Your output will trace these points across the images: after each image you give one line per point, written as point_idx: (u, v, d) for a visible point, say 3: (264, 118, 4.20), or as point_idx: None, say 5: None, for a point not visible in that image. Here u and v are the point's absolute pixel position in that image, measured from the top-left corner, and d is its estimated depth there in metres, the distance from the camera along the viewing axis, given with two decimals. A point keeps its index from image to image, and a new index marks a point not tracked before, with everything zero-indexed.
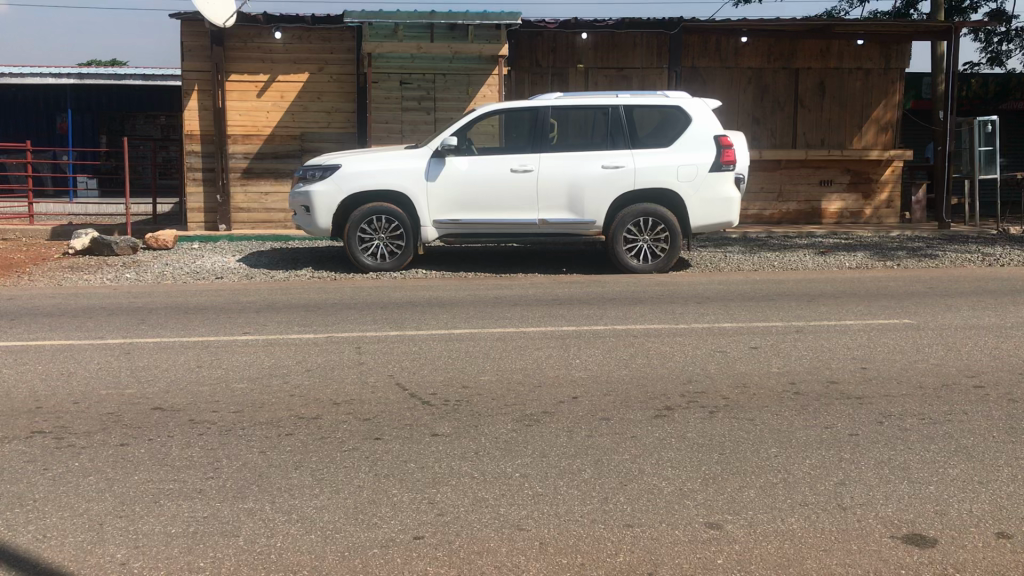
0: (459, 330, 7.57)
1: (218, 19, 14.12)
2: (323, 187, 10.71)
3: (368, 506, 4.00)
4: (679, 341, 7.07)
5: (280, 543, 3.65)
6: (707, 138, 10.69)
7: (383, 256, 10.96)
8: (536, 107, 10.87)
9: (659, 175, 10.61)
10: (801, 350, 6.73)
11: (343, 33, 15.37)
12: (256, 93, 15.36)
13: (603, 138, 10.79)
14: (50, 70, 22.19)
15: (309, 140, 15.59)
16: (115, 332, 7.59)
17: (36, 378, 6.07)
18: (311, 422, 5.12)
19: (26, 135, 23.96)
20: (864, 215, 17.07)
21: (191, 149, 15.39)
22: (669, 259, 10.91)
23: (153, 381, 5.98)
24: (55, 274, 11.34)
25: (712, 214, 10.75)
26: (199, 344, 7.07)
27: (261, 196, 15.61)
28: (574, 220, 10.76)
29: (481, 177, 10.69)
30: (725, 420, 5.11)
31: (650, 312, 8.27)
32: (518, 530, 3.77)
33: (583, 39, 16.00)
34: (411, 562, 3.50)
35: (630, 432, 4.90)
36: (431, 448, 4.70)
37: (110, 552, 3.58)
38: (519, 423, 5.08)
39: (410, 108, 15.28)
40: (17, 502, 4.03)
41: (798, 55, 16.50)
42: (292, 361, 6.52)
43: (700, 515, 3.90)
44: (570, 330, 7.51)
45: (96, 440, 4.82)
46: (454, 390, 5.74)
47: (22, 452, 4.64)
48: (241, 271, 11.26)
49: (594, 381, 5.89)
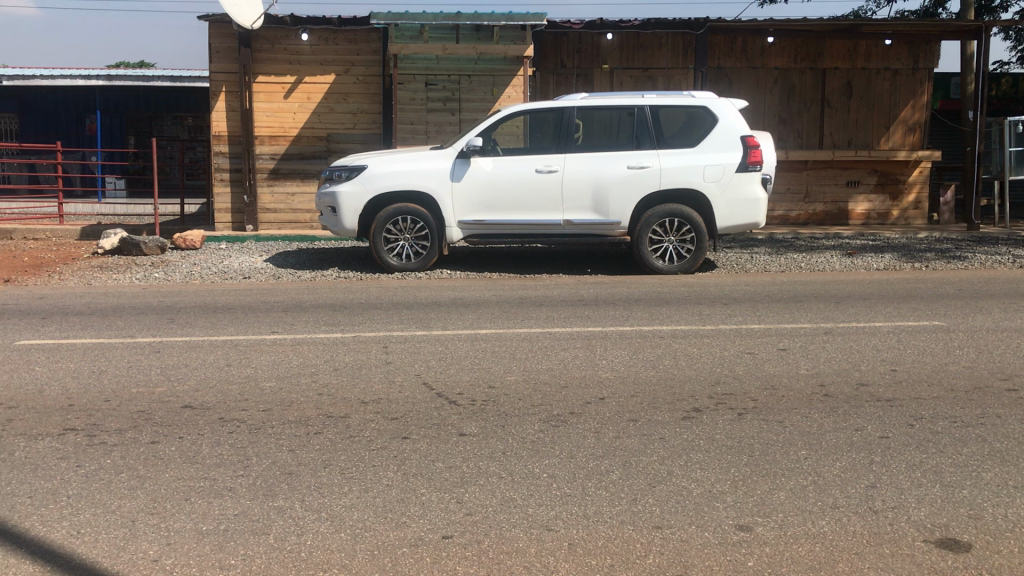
0: (485, 330, 7.57)
1: (246, 21, 14.17)
2: (349, 188, 10.76)
3: (397, 504, 4.01)
4: (707, 342, 7.03)
5: (310, 542, 3.67)
6: (734, 138, 10.61)
7: (408, 256, 11.00)
8: (561, 107, 10.87)
9: (684, 176, 10.58)
10: (830, 352, 6.67)
11: (370, 34, 15.42)
12: (283, 94, 15.43)
13: (628, 140, 10.75)
14: (79, 71, 22.37)
15: (335, 141, 15.65)
16: (144, 330, 7.67)
17: (69, 376, 6.15)
18: (339, 421, 5.14)
19: (57, 135, 24.32)
20: (892, 216, 16.95)
21: (218, 149, 15.50)
22: (695, 260, 10.85)
23: (183, 379, 6.03)
24: (84, 273, 11.43)
25: (740, 214, 10.68)
26: (229, 343, 7.13)
27: (288, 197, 15.69)
28: (600, 221, 10.73)
29: (507, 177, 10.69)
30: (754, 422, 5.08)
31: (677, 312, 8.24)
32: (547, 530, 3.77)
33: (608, 39, 15.99)
34: (441, 561, 3.51)
35: (658, 434, 4.88)
36: (459, 448, 4.71)
37: (142, 548, 3.61)
38: (546, 425, 5.06)
39: (435, 109, 15.38)
40: (50, 498, 4.08)
41: (824, 55, 16.39)
42: (321, 360, 6.56)
43: (730, 517, 3.87)
44: (597, 331, 7.47)
45: (127, 437, 4.87)
46: (480, 390, 5.74)
47: (56, 448, 4.70)
48: (268, 271, 11.33)
49: (622, 382, 5.88)
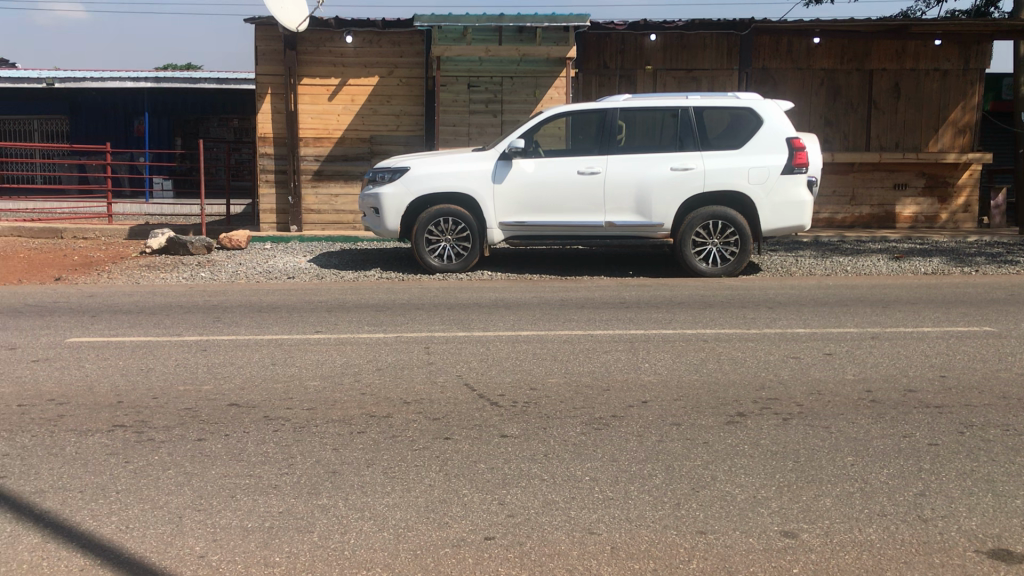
0: (527, 332, 7.56)
1: (290, 23, 14.32)
2: (392, 189, 10.82)
3: (439, 505, 4.02)
4: (751, 346, 6.96)
5: (353, 540, 3.69)
6: (779, 140, 10.49)
7: (449, 257, 11.04)
8: (604, 109, 10.83)
9: (728, 178, 10.49)
10: (876, 357, 6.57)
11: (413, 36, 15.51)
12: (327, 96, 15.57)
13: (671, 141, 10.68)
14: (128, 73, 22.75)
15: (378, 143, 15.76)
16: (191, 329, 7.79)
17: (118, 373, 6.26)
18: (381, 420, 5.17)
19: (107, 136, 24.77)
20: (940, 220, 16.67)
21: (264, 151, 15.69)
22: (739, 263, 10.75)
23: (230, 377, 6.11)
24: (133, 272, 11.63)
25: (785, 217, 10.56)
26: (273, 342, 7.21)
27: (332, 198, 15.83)
28: (642, 223, 10.67)
29: (549, 179, 10.68)
30: (799, 427, 5.02)
31: (721, 316, 8.17)
32: (589, 533, 3.75)
33: (651, 40, 15.90)
34: (483, 562, 3.51)
35: (701, 438, 4.84)
36: (501, 449, 4.71)
37: (189, 544, 3.66)
38: (588, 427, 5.04)
39: (478, 111, 15.42)
40: (100, 493, 4.16)
41: (872, 55, 16.16)
42: (364, 359, 6.60)
43: (775, 523, 3.83)
44: (639, 334, 7.43)
45: (174, 434, 4.94)
46: (521, 391, 5.74)
47: (105, 444, 4.78)
48: (312, 271, 11.44)
49: (665, 386, 5.84)
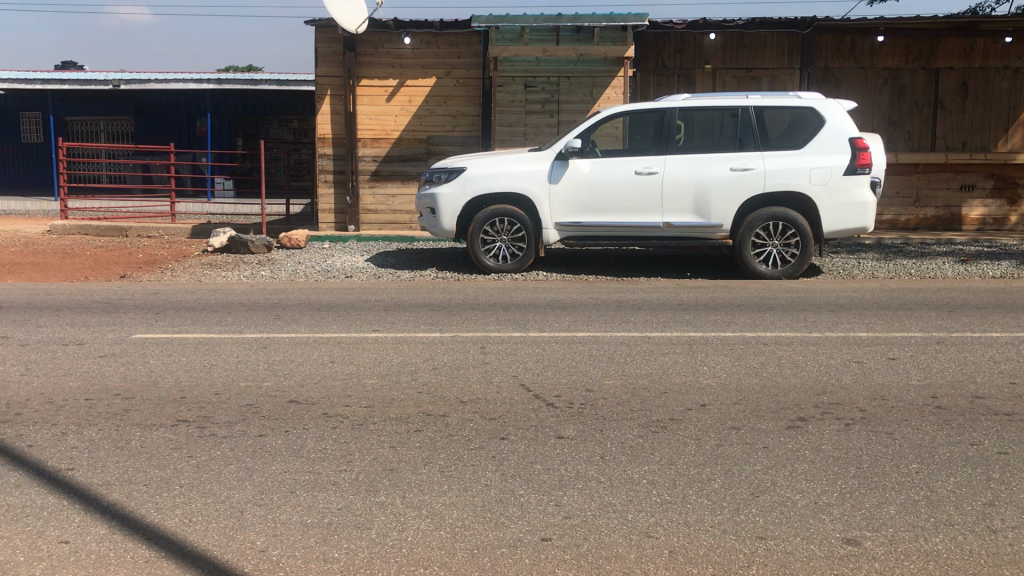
0: (583, 333, 7.54)
1: (349, 25, 14.47)
2: (448, 190, 10.87)
3: (496, 505, 4.02)
4: (812, 349, 6.85)
5: (410, 538, 3.71)
6: (842, 140, 10.30)
7: (504, 257, 11.06)
8: (662, 108, 10.75)
9: (789, 179, 10.34)
10: (942, 362, 6.41)
11: (471, 37, 15.56)
12: (385, 97, 15.70)
13: (731, 141, 10.55)
14: (191, 75, 23.19)
15: (435, 143, 15.85)
16: (252, 326, 7.92)
17: (181, 369, 6.39)
18: (438, 419, 5.20)
19: (170, 137, 25.31)
20: (1008, 222, 16.22)
21: (323, 151, 15.88)
22: (800, 266, 10.59)
23: (290, 374, 6.19)
24: (195, 271, 11.86)
25: (847, 218, 10.37)
26: (331, 340, 7.29)
27: (389, 198, 15.97)
28: (700, 223, 10.56)
29: (606, 179, 10.62)
30: (862, 433, 4.91)
31: (781, 319, 8.05)
32: (647, 537, 3.72)
33: (710, 39, 15.74)
34: (540, 563, 3.50)
35: (761, 443, 4.78)
36: (557, 451, 4.69)
37: (250, 539, 3.71)
38: (645, 430, 5.00)
39: (535, 111, 15.42)
40: (164, 487, 4.24)
41: (938, 53, 15.78)
42: (420, 359, 6.64)
43: (837, 530, 3.76)
44: (698, 336, 7.36)
45: (236, 430, 5.02)
46: (578, 393, 5.72)
47: (169, 439, 4.88)
48: (369, 270, 11.54)
49: (724, 390, 5.76)
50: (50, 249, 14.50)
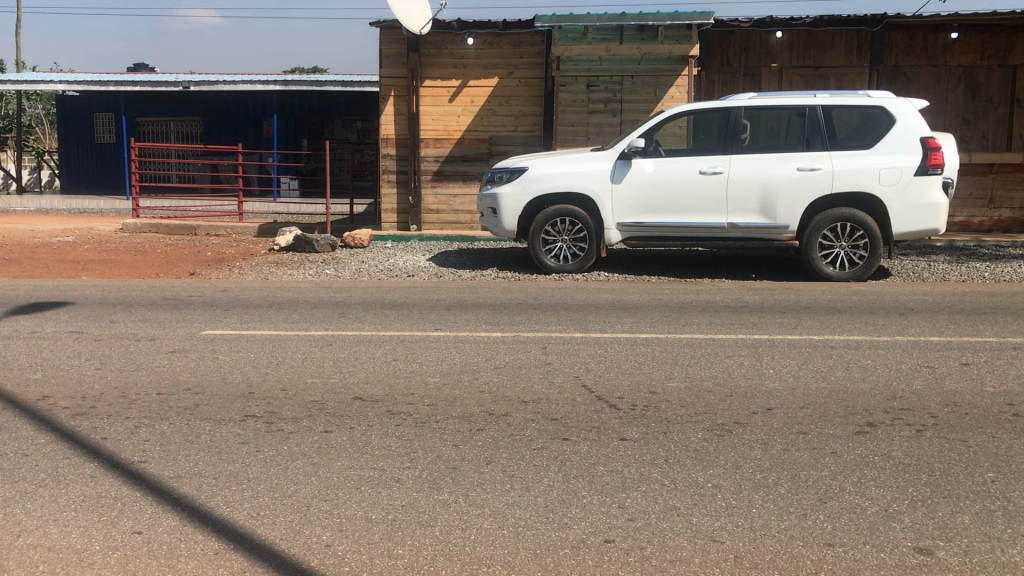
0: (646, 334, 7.48)
1: (415, 27, 14.61)
2: (510, 189, 10.89)
3: (559, 505, 4.01)
4: (881, 354, 6.69)
5: (473, 536, 3.72)
6: (913, 140, 10.06)
7: (565, 258, 11.05)
8: (727, 108, 10.62)
9: (857, 179, 10.13)
10: (1019, 369, 6.21)
11: (534, 37, 15.58)
12: (448, 98, 15.80)
13: (798, 141, 10.38)
14: (259, 77, 23.53)
15: (497, 143, 15.89)
16: (317, 324, 8.03)
17: (249, 365, 6.51)
18: (500, 419, 5.20)
19: (238, 137, 25.83)
20: None
21: (386, 151, 16.05)
22: (868, 268, 10.37)
23: (355, 371, 6.27)
24: (262, 269, 12.09)
25: (918, 220, 10.13)
26: (395, 338, 7.35)
27: (451, 198, 16.06)
28: (766, 224, 10.41)
29: (669, 179, 10.54)
30: (934, 440, 4.79)
31: (849, 322, 7.89)
32: (712, 541, 3.68)
33: (777, 38, 15.53)
34: (603, 565, 3.49)
35: (829, 448, 4.69)
36: (620, 453, 4.66)
37: (316, 533, 3.76)
38: (710, 433, 4.94)
39: (597, 110, 15.35)
40: (233, 480, 4.33)
41: (1015, 50, 15.31)
42: (482, 358, 6.67)
43: (908, 539, 3.67)
44: (764, 339, 7.25)
45: (302, 425, 5.10)
46: (641, 395, 5.68)
47: (238, 433, 4.98)
48: (431, 270, 11.62)
49: (791, 394, 5.66)
50: (123, 246, 14.91)
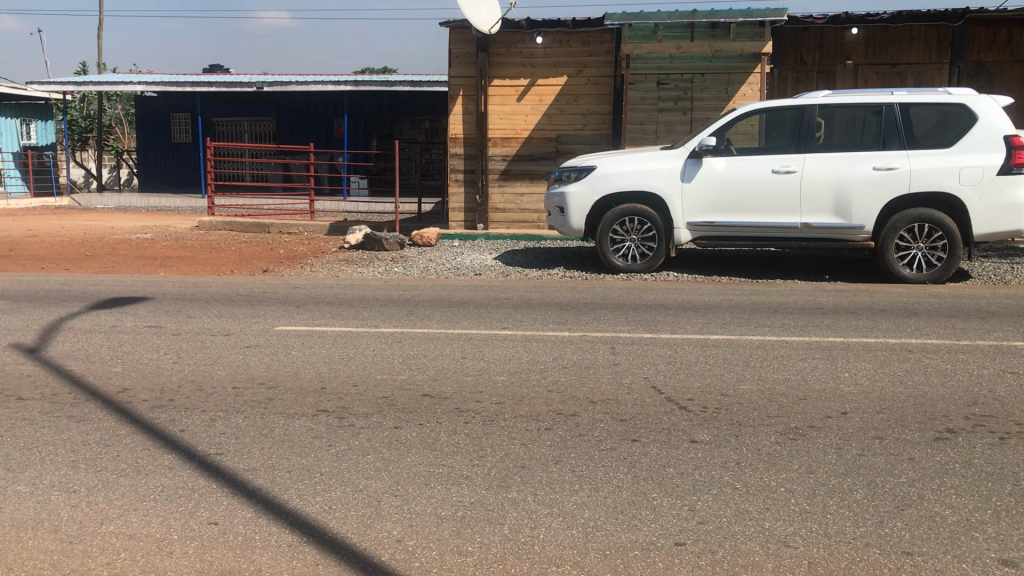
0: (716, 336, 7.39)
1: (483, 26, 14.62)
2: (578, 188, 10.86)
3: (628, 507, 3.99)
4: (961, 358, 6.50)
5: (542, 536, 3.72)
6: (996, 138, 9.75)
7: (633, 257, 10.98)
8: (801, 106, 10.42)
9: (937, 178, 9.85)
10: None
11: (603, 35, 15.51)
12: (516, 97, 15.82)
13: (874, 140, 10.14)
14: (330, 77, 23.87)
15: (565, 142, 15.87)
16: (387, 321, 8.12)
17: (321, 361, 6.61)
18: (568, 419, 5.19)
19: (310, 137, 26.25)
20: None
21: (455, 150, 16.14)
22: (947, 270, 10.08)
23: (424, 369, 6.32)
24: (332, 266, 12.26)
25: (1000, 220, 9.82)
26: (463, 336, 7.39)
27: (518, 197, 16.08)
28: (840, 224, 10.20)
29: (740, 178, 10.38)
30: (1018, 448, 4.63)
31: (927, 325, 7.68)
32: (785, 546, 3.61)
33: (853, 34, 15.20)
34: (673, 568, 3.45)
35: (907, 454, 4.57)
36: (690, 455, 4.61)
37: (387, 528, 3.80)
38: (783, 437, 4.86)
39: (667, 108, 15.26)
40: (306, 474, 4.39)
41: None
42: (550, 357, 6.66)
43: (992, 550, 3.55)
44: (839, 341, 7.09)
45: (373, 421, 5.16)
46: (711, 397, 5.61)
47: (310, 428, 5.06)
48: (498, 268, 11.65)
49: (867, 398, 5.53)
50: (199, 243, 15.27)
